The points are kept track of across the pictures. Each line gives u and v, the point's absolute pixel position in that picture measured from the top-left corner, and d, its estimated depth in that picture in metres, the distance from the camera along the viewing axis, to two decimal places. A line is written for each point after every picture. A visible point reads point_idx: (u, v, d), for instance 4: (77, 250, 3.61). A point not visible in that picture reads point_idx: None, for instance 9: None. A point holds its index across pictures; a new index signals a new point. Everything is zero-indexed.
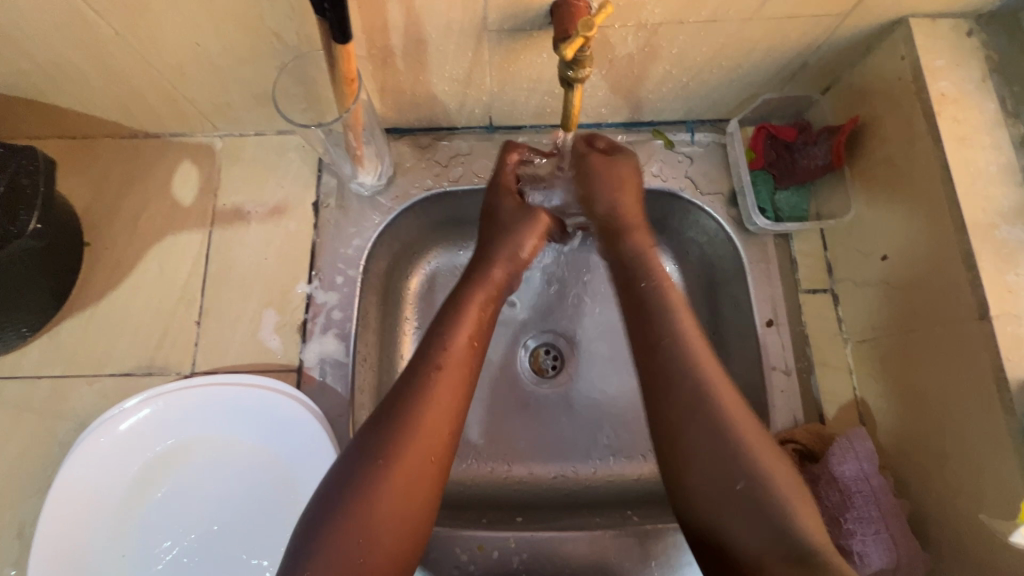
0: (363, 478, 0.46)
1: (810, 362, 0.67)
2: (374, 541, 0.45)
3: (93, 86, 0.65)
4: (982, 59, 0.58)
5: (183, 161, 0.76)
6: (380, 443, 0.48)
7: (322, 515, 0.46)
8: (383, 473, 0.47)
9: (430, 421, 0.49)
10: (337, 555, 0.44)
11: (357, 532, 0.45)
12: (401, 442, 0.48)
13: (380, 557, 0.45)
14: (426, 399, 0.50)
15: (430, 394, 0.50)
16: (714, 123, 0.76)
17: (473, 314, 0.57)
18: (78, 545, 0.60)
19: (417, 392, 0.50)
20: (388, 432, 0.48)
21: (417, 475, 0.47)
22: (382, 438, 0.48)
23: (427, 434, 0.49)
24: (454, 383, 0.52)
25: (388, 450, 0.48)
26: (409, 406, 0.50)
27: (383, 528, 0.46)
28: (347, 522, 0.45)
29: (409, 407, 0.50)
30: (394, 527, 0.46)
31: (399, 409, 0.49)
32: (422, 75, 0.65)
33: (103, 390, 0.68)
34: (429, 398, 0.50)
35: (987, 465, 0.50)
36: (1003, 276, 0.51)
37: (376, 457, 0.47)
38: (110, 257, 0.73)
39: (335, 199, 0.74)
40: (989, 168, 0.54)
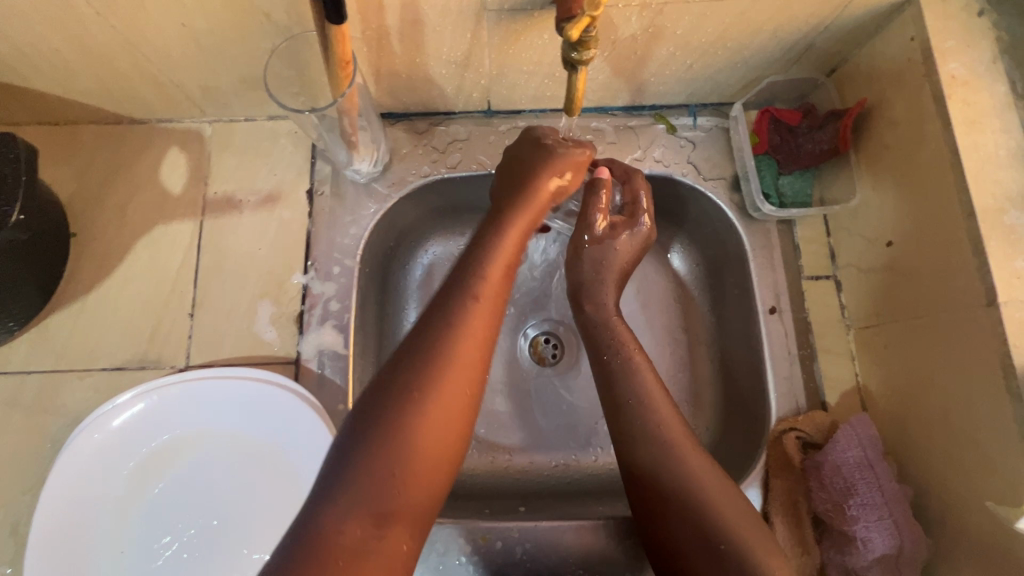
0: (397, 410, 0.43)
1: (813, 349, 0.67)
2: (405, 478, 0.42)
3: (74, 70, 0.62)
4: (992, 40, 0.57)
5: (171, 147, 0.73)
6: (410, 371, 0.45)
7: (352, 446, 0.43)
8: (414, 405, 0.44)
9: (464, 354, 0.47)
10: (369, 487, 0.41)
11: (388, 464, 0.42)
12: (434, 376, 0.45)
13: (412, 493, 0.42)
14: (459, 331, 0.47)
15: (463, 326, 0.48)
16: (717, 106, 0.75)
17: (507, 245, 0.54)
18: (76, 542, 0.59)
19: (448, 320, 0.48)
20: (421, 364, 0.45)
21: (452, 410, 0.45)
22: (414, 367, 0.45)
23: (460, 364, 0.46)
24: (487, 316, 0.49)
25: (419, 376, 0.45)
26: (441, 337, 0.47)
27: (416, 461, 0.43)
28: (379, 456, 0.42)
29: (442, 340, 0.47)
30: (428, 462, 0.43)
31: (432, 342, 0.47)
32: (418, 57, 0.63)
33: (95, 385, 0.66)
34: (463, 333, 0.47)
35: (993, 452, 0.50)
36: (1012, 263, 0.50)
37: (406, 386, 0.44)
38: (98, 248, 0.70)
39: (330, 187, 0.72)
40: (998, 152, 0.53)
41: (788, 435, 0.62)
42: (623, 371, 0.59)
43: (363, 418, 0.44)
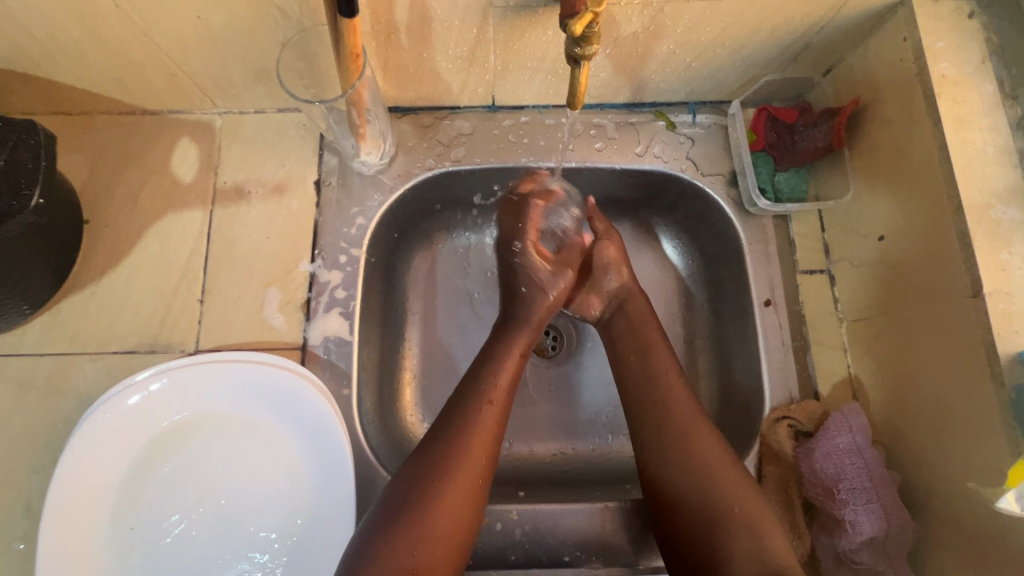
0: (423, 491, 0.53)
1: (806, 340, 0.68)
2: (427, 544, 0.51)
3: (90, 60, 0.64)
4: (982, 41, 0.58)
5: (183, 138, 0.75)
6: (434, 457, 0.56)
7: (388, 516, 0.52)
8: (438, 485, 0.54)
9: (481, 440, 0.57)
10: (399, 555, 0.50)
11: (415, 524, 0.52)
12: (455, 458, 0.56)
13: (436, 559, 0.51)
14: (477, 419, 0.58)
15: (480, 414, 0.59)
16: (715, 104, 0.77)
17: (515, 358, 0.65)
18: (88, 518, 0.61)
19: (464, 410, 0.59)
20: (439, 447, 0.56)
21: (467, 490, 0.55)
22: (436, 450, 0.56)
23: (477, 447, 0.57)
24: (501, 411, 0.60)
25: (441, 460, 0.55)
26: (462, 421, 0.58)
27: (439, 531, 0.52)
28: (407, 524, 0.52)
29: (462, 425, 0.58)
30: (448, 532, 0.53)
31: (453, 427, 0.58)
32: (426, 52, 0.65)
33: (106, 367, 0.68)
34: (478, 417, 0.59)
35: (977, 436, 0.52)
36: (997, 255, 0.52)
37: (431, 470, 0.55)
38: (111, 234, 0.72)
39: (337, 178, 0.74)
40: (986, 149, 0.55)
41: (780, 423, 0.64)
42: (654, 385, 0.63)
43: (397, 496, 0.54)
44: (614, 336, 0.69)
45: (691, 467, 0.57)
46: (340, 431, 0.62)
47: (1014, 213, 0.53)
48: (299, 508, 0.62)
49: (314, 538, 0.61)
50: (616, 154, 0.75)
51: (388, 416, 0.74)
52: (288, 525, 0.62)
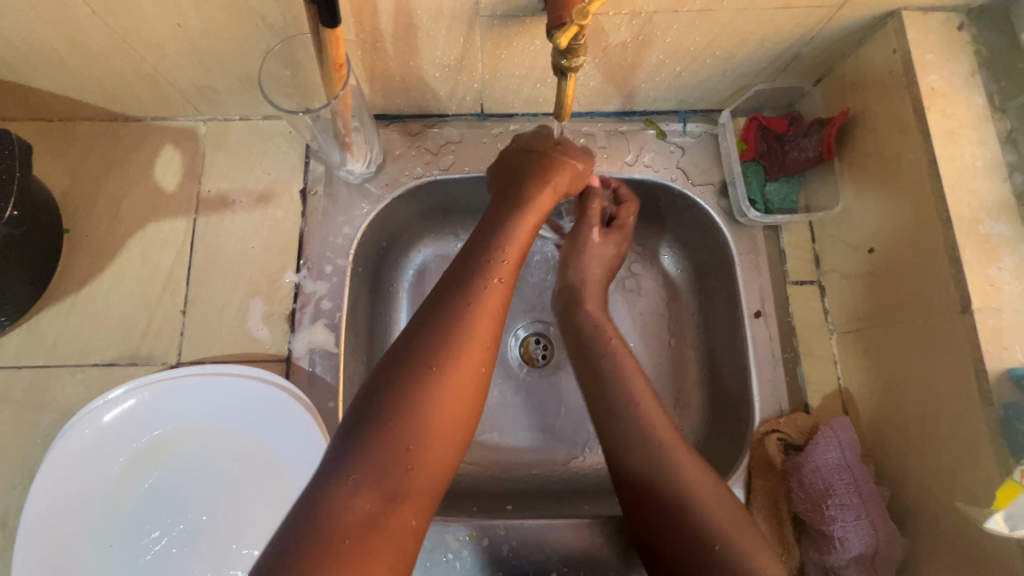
0: (389, 422, 0.43)
1: (797, 352, 0.68)
2: (406, 458, 0.43)
3: (69, 68, 0.63)
4: (972, 54, 0.58)
5: (166, 145, 0.74)
6: (409, 362, 0.46)
7: (343, 461, 0.42)
8: (403, 414, 0.44)
9: (462, 364, 0.47)
10: (370, 467, 0.42)
11: (397, 445, 0.43)
12: (431, 396, 0.45)
13: (420, 487, 0.43)
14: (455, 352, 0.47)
15: (459, 351, 0.47)
16: (706, 113, 0.76)
17: (500, 273, 0.53)
18: (65, 535, 0.60)
19: (442, 338, 0.47)
20: (408, 390, 0.45)
21: (444, 445, 0.45)
22: (404, 380, 0.45)
23: (450, 384, 0.46)
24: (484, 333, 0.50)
25: (412, 387, 0.45)
26: (428, 359, 0.46)
27: (419, 459, 0.44)
28: (380, 445, 0.42)
29: (435, 356, 0.46)
30: (427, 450, 0.44)
31: (422, 356, 0.46)
32: (412, 60, 0.64)
33: (86, 380, 0.67)
34: (458, 358, 0.47)
35: (964, 453, 0.52)
36: (986, 270, 0.52)
37: (394, 419, 0.44)
38: (92, 243, 0.71)
39: (323, 186, 0.73)
40: (975, 163, 0.55)
41: (769, 436, 0.64)
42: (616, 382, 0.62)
43: (356, 425, 0.44)
44: (566, 334, 0.69)
45: (653, 460, 0.56)
46: (324, 446, 0.61)
47: (1003, 228, 0.53)
48: (282, 524, 0.61)
49: None
50: (606, 163, 0.74)
51: None
52: None
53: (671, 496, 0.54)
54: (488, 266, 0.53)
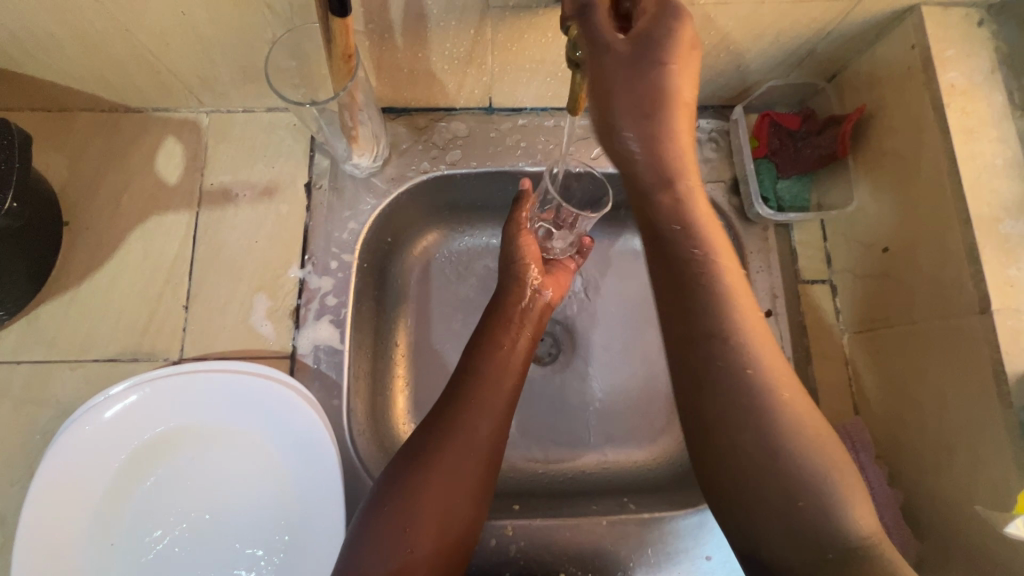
0: (405, 497, 0.50)
1: (808, 352, 0.67)
2: (416, 539, 0.48)
3: (69, 56, 0.61)
4: (991, 51, 0.57)
5: (168, 137, 0.73)
6: (420, 449, 0.52)
7: (366, 530, 0.49)
8: (421, 485, 0.50)
9: (471, 448, 0.53)
10: (386, 549, 0.47)
11: (404, 524, 0.48)
12: (436, 471, 0.51)
13: (426, 549, 0.49)
14: (464, 429, 0.54)
15: (467, 425, 0.54)
16: (717, 109, 0.75)
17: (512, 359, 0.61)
18: (66, 534, 0.59)
19: (452, 418, 0.54)
20: (415, 464, 0.51)
21: (452, 511, 0.51)
22: (417, 457, 0.52)
23: (463, 457, 0.52)
24: (490, 413, 0.56)
25: (424, 466, 0.51)
26: (445, 435, 0.53)
27: (423, 534, 0.49)
28: (391, 527, 0.48)
29: (444, 438, 0.53)
30: (434, 529, 0.49)
31: (433, 439, 0.53)
32: (421, 52, 0.63)
33: (87, 375, 0.65)
34: (465, 430, 0.54)
35: (983, 456, 0.51)
36: (1005, 270, 0.51)
37: (407, 485, 0.50)
38: (92, 236, 0.69)
39: (328, 180, 0.72)
40: (995, 161, 0.54)
41: None
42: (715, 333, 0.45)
43: (381, 496, 0.50)
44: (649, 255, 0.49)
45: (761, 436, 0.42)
46: (329, 444, 0.60)
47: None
48: (286, 523, 0.60)
49: (301, 555, 0.59)
50: None
51: (380, 426, 0.72)
52: (275, 541, 0.60)
53: (758, 450, 0.42)
54: (488, 357, 0.60)
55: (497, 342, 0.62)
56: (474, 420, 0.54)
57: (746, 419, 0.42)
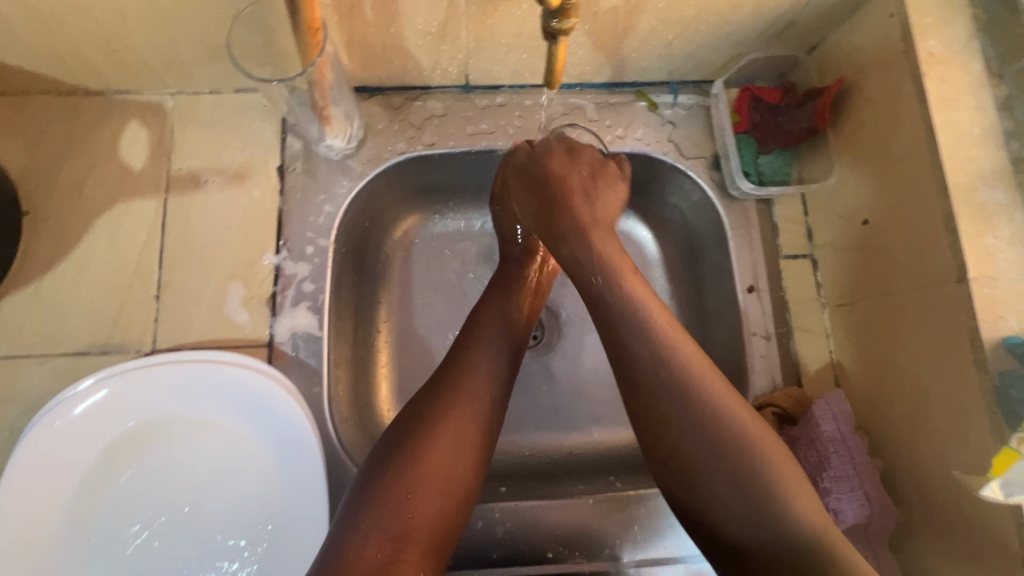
0: (402, 462, 0.48)
1: (790, 326, 0.68)
2: (410, 513, 0.46)
3: (20, 37, 0.58)
4: (970, 18, 0.56)
5: (131, 120, 0.70)
6: (428, 398, 0.52)
7: (365, 496, 0.46)
8: (427, 437, 0.49)
9: (475, 392, 0.53)
10: (388, 515, 0.45)
11: (400, 484, 0.47)
12: (438, 421, 0.50)
13: (428, 517, 0.47)
14: (469, 367, 0.55)
15: (469, 367, 0.55)
16: (698, 84, 0.74)
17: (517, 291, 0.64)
18: (37, 532, 0.57)
19: (456, 367, 0.55)
20: (428, 404, 0.51)
21: (452, 466, 0.49)
22: (425, 400, 0.52)
23: (462, 417, 0.51)
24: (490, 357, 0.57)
25: (431, 407, 0.51)
26: (444, 384, 0.53)
27: (425, 498, 0.47)
28: (388, 491, 0.46)
29: (446, 380, 0.53)
30: (435, 490, 0.47)
31: (437, 386, 0.53)
32: (392, 27, 0.60)
33: (56, 369, 0.63)
34: (472, 365, 0.55)
35: (960, 422, 0.52)
36: (983, 239, 0.51)
37: (417, 431, 0.49)
38: (54, 226, 0.67)
39: (301, 163, 0.70)
40: (972, 130, 0.54)
41: (764, 411, 0.63)
42: (706, 415, 0.46)
43: (381, 456, 0.49)
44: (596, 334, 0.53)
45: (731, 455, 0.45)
46: (309, 432, 0.59)
47: (1000, 196, 0.52)
48: (270, 512, 0.59)
49: (285, 543, 0.58)
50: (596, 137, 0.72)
51: (365, 414, 0.71)
52: (259, 531, 0.59)
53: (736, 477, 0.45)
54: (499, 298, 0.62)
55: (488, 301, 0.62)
56: (469, 380, 0.54)
57: (693, 423, 0.46)
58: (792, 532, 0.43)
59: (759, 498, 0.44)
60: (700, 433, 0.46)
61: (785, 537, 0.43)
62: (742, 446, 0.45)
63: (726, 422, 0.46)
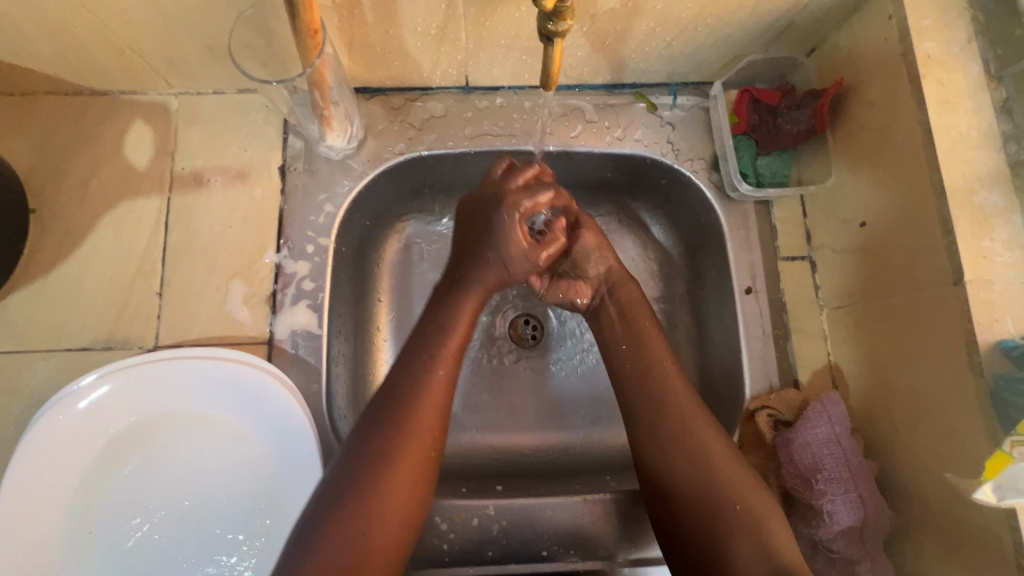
0: (362, 484, 0.48)
1: (787, 328, 0.68)
2: (370, 534, 0.47)
3: (27, 38, 0.59)
4: (969, 20, 0.56)
5: (136, 120, 0.71)
6: (386, 414, 0.51)
7: (314, 524, 0.47)
8: (384, 461, 0.49)
9: (428, 415, 0.52)
10: (340, 542, 0.46)
11: (360, 506, 0.47)
12: (395, 444, 0.50)
13: (383, 542, 0.47)
14: (425, 385, 0.53)
15: (428, 383, 0.53)
16: (697, 86, 0.74)
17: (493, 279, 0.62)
18: (40, 524, 0.58)
19: (415, 379, 0.54)
20: (382, 423, 0.51)
21: (408, 489, 0.50)
22: (387, 415, 0.51)
23: (413, 444, 0.51)
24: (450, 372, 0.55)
25: (392, 425, 0.51)
26: (402, 400, 0.52)
27: (384, 522, 0.48)
28: (349, 515, 0.47)
29: (405, 395, 0.52)
30: (395, 514, 0.48)
31: (394, 400, 0.52)
32: (392, 29, 0.61)
33: (60, 364, 0.64)
34: (429, 381, 0.54)
35: (955, 426, 0.52)
36: (979, 242, 0.51)
37: (383, 450, 0.50)
38: (60, 223, 0.68)
39: (302, 163, 0.71)
40: (970, 132, 0.54)
41: (760, 413, 0.64)
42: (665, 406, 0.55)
43: (341, 476, 0.49)
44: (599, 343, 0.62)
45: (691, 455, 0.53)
46: (307, 428, 0.60)
47: (997, 199, 0.52)
48: (268, 507, 0.60)
49: (283, 537, 0.59)
50: (595, 138, 0.72)
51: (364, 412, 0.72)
52: (257, 525, 0.60)
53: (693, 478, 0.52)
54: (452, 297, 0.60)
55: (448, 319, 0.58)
56: (425, 398, 0.53)
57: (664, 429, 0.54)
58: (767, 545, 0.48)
59: (721, 512, 0.50)
60: (682, 448, 0.53)
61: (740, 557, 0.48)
62: (686, 428, 0.54)
63: (702, 447, 0.53)
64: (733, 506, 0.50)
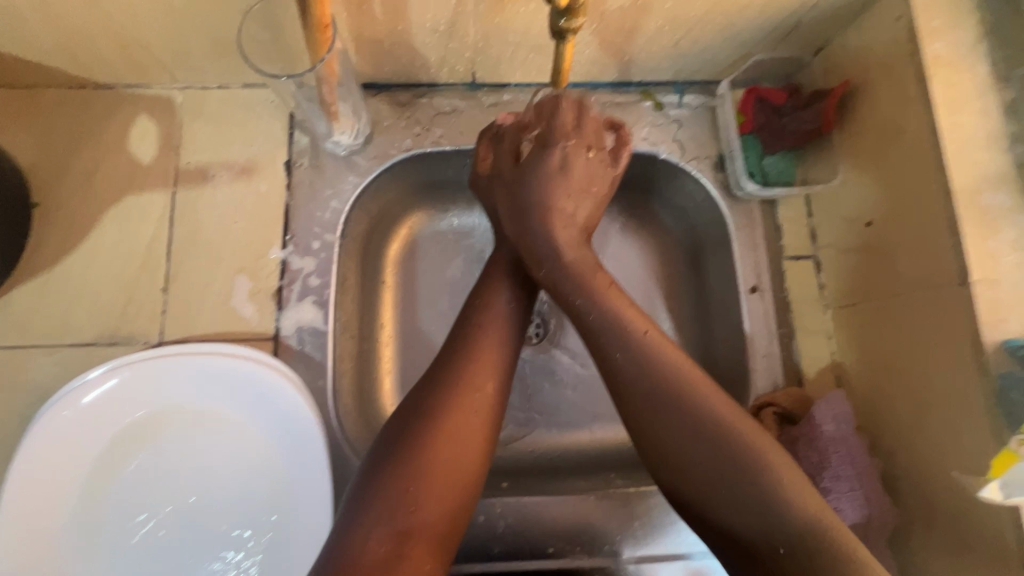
0: (408, 453, 0.48)
1: (792, 327, 0.68)
2: (418, 507, 0.46)
3: (32, 30, 0.59)
4: (977, 22, 0.56)
5: (140, 114, 0.70)
6: (433, 386, 0.52)
7: (364, 495, 0.46)
8: (430, 432, 0.49)
9: (476, 387, 0.53)
10: (389, 513, 0.45)
11: (406, 477, 0.47)
12: (442, 412, 0.50)
13: (432, 516, 0.46)
14: (470, 362, 0.54)
15: (472, 358, 0.54)
16: (703, 85, 0.74)
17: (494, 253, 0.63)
18: (45, 520, 0.58)
19: (461, 356, 0.54)
20: (430, 393, 0.52)
21: (458, 460, 0.49)
22: (436, 386, 0.52)
23: (468, 414, 0.51)
24: (495, 350, 0.56)
25: (440, 394, 0.51)
26: (449, 377, 0.53)
27: (429, 494, 0.47)
28: (397, 485, 0.46)
29: (452, 369, 0.53)
30: (443, 489, 0.48)
31: (442, 374, 0.53)
32: (401, 24, 0.61)
33: (65, 360, 0.64)
34: (475, 357, 0.54)
35: (960, 425, 0.52)
36: (985, 242, 0.51)
37: (426, 417, 0.50)
38: (64, 217, 0.67)
39: (309, 158, 0.70)
40: (977, 133, 0.54)
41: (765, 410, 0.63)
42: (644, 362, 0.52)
43: (387, 446, 0.49)
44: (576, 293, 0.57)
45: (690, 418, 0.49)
46: (313, 424, 0.59)
47: (1004, 200, 0.52)
48: (274, 504, 0.60)
49: (288, 534, 0.59)
50: None
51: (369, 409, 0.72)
52: (263, 521, 0.60)
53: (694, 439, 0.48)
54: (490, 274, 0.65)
55: (494, 297, 0.61)
56: (473, 374, 0.53)
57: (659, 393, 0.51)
58: (783, 511, 0.45)
59: (736, 473, 0.47)
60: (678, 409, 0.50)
61: (777, 521, 0.45)
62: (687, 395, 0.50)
63: (703, 408, 0.49)
64: (758, 473, 0.46)
